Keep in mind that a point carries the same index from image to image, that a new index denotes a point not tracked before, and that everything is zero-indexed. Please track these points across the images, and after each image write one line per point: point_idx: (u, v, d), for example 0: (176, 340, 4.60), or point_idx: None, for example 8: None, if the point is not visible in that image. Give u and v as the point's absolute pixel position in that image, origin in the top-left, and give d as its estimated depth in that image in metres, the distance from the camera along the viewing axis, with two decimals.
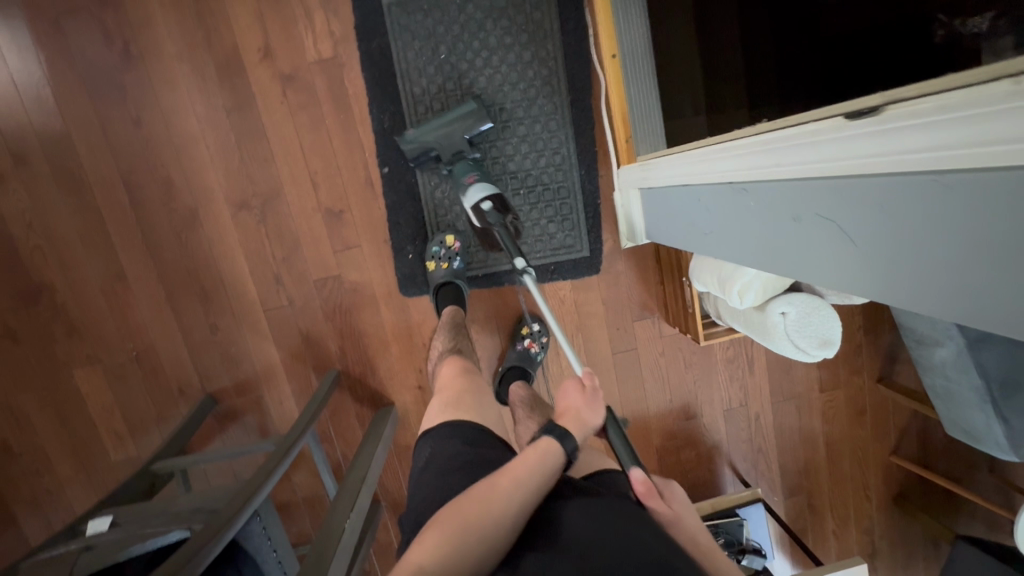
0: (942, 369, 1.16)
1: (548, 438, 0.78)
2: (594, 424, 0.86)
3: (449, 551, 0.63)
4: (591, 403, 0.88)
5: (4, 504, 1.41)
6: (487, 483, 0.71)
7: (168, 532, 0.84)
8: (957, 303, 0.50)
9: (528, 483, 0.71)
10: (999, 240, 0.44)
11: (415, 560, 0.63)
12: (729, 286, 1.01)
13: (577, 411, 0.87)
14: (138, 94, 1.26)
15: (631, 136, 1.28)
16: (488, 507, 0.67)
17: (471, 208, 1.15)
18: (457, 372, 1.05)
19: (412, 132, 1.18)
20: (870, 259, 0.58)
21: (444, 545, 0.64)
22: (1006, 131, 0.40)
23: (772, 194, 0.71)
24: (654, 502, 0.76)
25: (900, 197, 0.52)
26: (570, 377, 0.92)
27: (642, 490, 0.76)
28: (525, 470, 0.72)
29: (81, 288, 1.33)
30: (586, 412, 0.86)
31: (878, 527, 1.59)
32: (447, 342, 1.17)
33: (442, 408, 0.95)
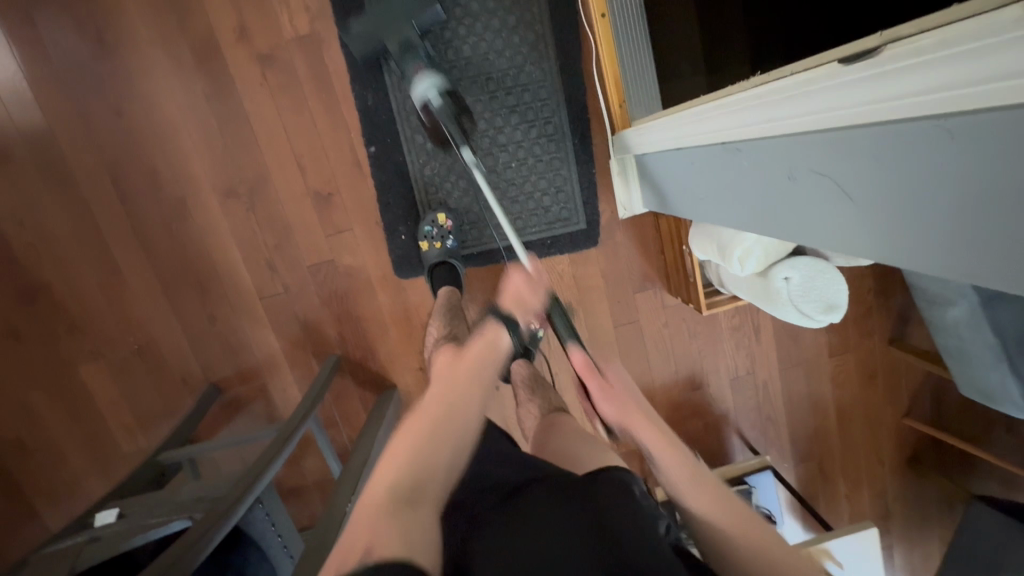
0: (954, 328, 1.12)
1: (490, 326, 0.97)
2: (537, 308, 1.00)
3: (422, 449, 0.70)
4: (536, 289, 1.01)
5: (24, 500, 1.43)
6: (442, 391, 0.81)
7: (169, 522, 0.85)
8: (963, 257, 0.47)
9: (476, 379, 0.85)
10: (1005, 187, 0.41)
11: (389, 475, 0.66)
12: (729, 253, 0.97)
13: (524, 297, 1.00)
14: (116, 84, 1.23)
15: (625, 101, 1.23)
16: (449, 410, 0.77)
17: (417, 102, 1.10)
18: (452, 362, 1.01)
19: (355, 23, 1.12)
20: (867, 215, 0.55)
21: (414, 449, 0.70)
22: (1008, 65, 0.37)
23: (764, 151, 0.67)
24: (590, 377, 0.90)
25: (898, 148, 0.48)
26: (516, 266, 1.03)
27: (581, 368, 0.91)
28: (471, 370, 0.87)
29: (77, 284, 1.32)
30: (530, 300, 1.00)
31: (891, 489, 1.57)
32: (441, 329, 1.15)
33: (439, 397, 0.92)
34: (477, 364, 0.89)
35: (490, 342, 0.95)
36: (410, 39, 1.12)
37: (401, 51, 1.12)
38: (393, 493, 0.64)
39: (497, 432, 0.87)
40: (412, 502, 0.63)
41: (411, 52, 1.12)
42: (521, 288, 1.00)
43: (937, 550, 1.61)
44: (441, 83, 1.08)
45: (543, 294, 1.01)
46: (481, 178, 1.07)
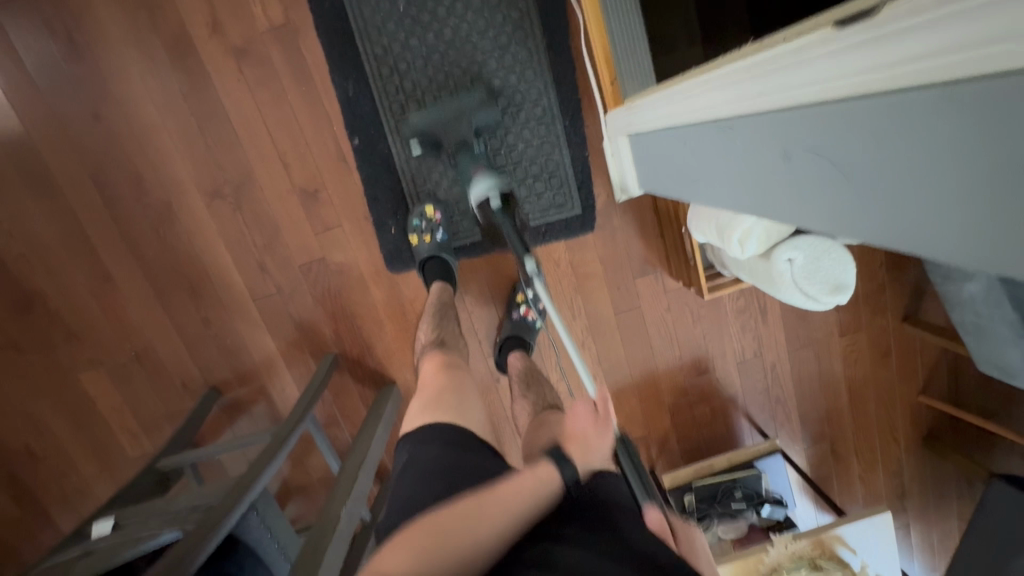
0: (971, 304, 1.07)
1: (549, 466, 0.72)
2: (602, 454, 0.76)
3: (419, 562, 0.61)
4: (601, 429, 0.78)
5: (36, 507, 1.44)
6: (466, 508, 0.67)
7: (159, 535, 0.83)
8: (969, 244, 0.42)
9: (509, 514, 0.66)
10: (1011, 167, 0.36)
11: (386, 568, 0.61)
12: (728, 234, 0.92)
13: (584, 437, 0.77)
14: (91, 87, 1.20)
15: (616, 79, 1.15)
16: (459, 532, 0.64)
17: (475, 202, 1.03)
18: (437, 368, 1.02)
19: (413, 116, 1.12)
20: (868, 196, 0.50)
21: (413, 560, 0.61)
22: (1012, 20, 0.32)
23: (758, 129, 0.62)
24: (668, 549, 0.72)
25: (898, 120, 0.43)
26: (581, 398, 0.81)
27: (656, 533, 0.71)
28: (511, 499, 0.68)
29: (70, 293, 1.31)
30: (591, 441, 0.76)
31: (907, 468, 1.53)
32: (429, 333, 1.14)
33: (422, 407, 0.91)
34: (517, 494, 0.69)
35: (541, 484, 0.70)
36: (466, 141, 1.14)
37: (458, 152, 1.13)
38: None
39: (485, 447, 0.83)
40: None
41: (467, 154, 1.12)
42: (584, 427, 0.79)
43: (955, 528, 1.57)
44: (500, 184, 1.00)
45: (610, 437, 0.77)
46: (544, 291, 0.92)
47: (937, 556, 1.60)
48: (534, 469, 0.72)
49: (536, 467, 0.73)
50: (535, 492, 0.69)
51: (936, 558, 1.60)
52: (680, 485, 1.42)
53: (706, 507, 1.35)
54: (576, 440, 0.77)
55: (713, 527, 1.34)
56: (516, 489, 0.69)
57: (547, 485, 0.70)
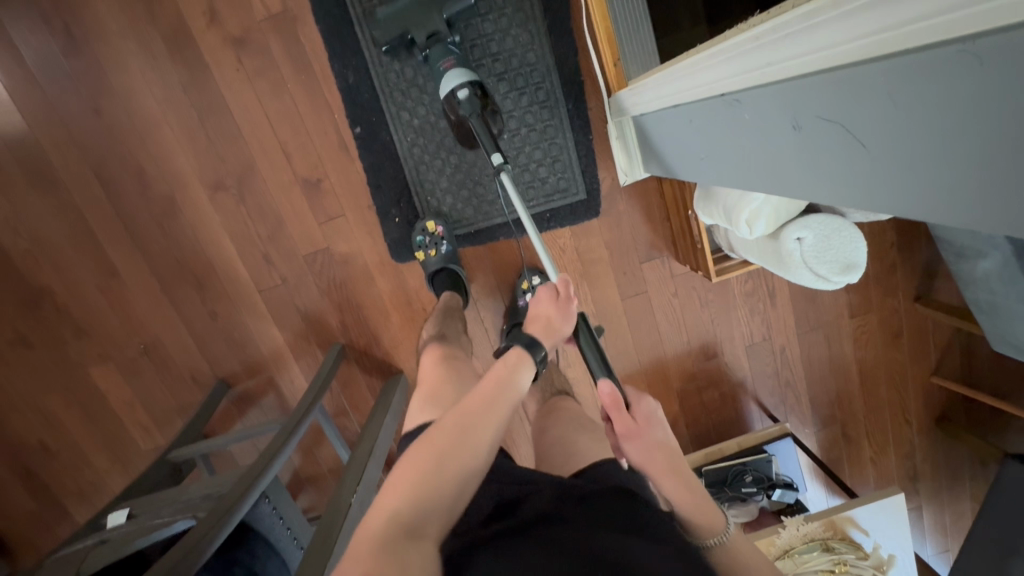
0: (985, 282, 1.05)
1: (517, 348, 0.76)
2: (563, 330, 0.81)
3: (424, 487, 0.59)
4: (563, 310, 0.82)
5: (52, 500, 1.46)
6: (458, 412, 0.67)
7: (173, 523, 0.84)
8: (995, 210, 0.40)
9: (497, 404, 0.68)
10: None
11: (391, 501, 0.58)
12: (736, 216, 0.91)
13: (547, 316, 0.81)
14: (91, 81, 1.20)
15: (619, 59, 1.12)
16: (459, 434, 0.64)
17: (445, 97, 1.05)
18: (435, 362, 1.01)
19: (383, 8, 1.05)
20: (884, 164, 0.48)
21: (419, 483, 0.60)
22: None
23: (767, 101, 0.60)
24: (617, 413, 0.71)
25: (916, 82, 0.41)
26: (544, 283, 0.84)
27: (608, 401, 0.71)
28: (492, 390, 0.69)
29: (78, 288, 1.32)
30: (553, 318, 0.81)
31: (919, 451, 1.52)
32: (432, 328, 1.14)
33: (422, 406, 0.90)
34: (501, 386, 0.70)
35: (518, 370, 0.73)
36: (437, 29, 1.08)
37: (428, 45, 1.08)
38: (395, 528, 0.56)
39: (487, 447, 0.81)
40: (413, 536, 0.56)
41: (440, 47, 1.08)
42: (546, 306, 0.82)
43: (968, 510, 1.56)
44: (470, 77, 1.03)
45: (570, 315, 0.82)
46: (508, 181, 0.98)
47: (950, 538, 1.59)
48: (505, 357, 0.74)
49: (506, 354, 0.75)
50: (516, 382, 0.72)
51: (949, 539, 1.59)
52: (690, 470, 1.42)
53: (716, 491, 1.35)
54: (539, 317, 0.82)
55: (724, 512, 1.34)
56: (499, 380, 0.71)
57: (522, 369, 0.74)
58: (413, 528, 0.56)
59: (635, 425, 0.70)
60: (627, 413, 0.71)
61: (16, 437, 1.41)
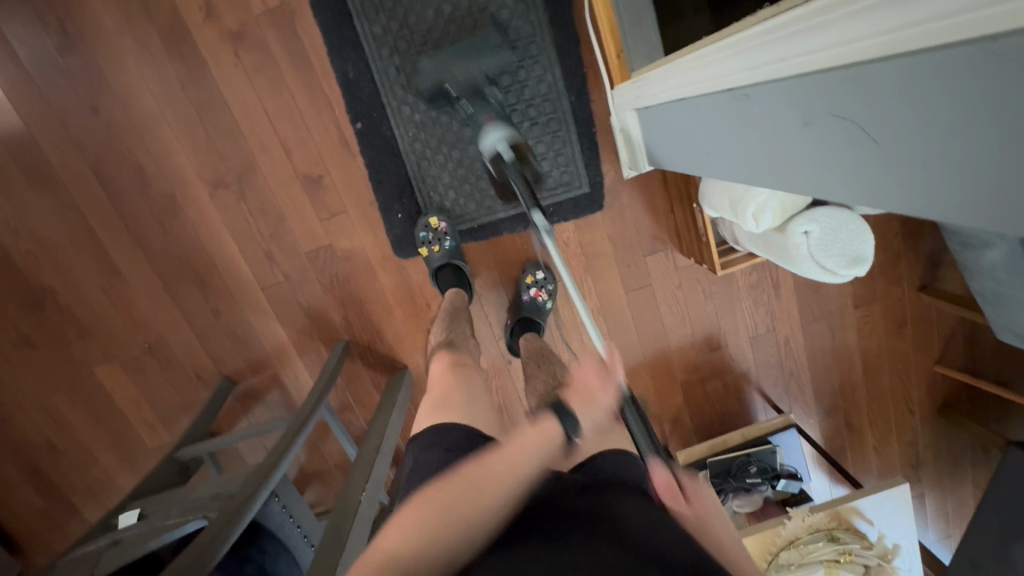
0: (990, 272, 1.05)
1: (550, 424, 0.76)
2: (604, 403, 0.73)
3: (424, 531, 0.59)
4: (607, 383, 0.73)
5: (61, 498, 1.46)
6: (481, 464, 0.69)
7: (185, 523, 0.85)
8: (1010, 211, 0.39)
9: (516, 471, 0.67)
10: None
11: (393, 539, 0.59)
12: (742, 210, 0.91)
13: (589, 390, 0.75)
14: (87, 78, 1.18)
15: (621, 50, 1.11)
16: (474, 483, 0.65)
17: (485, 154, 1.00)
18: (444, 370, 1.01)
19: (425, 62, 1.06)
20: (897, 162, 0.48)
21: (420, 528, 0.60)
22: None
23: (777, 96, 0.59)
24: (672, 500, 0.66)
25: (932, 81, 0.40)
26: (592, 354, 0.78)
27: (664, 490, 0.66)
28: (515, 458, 0.69)
29: (80, 287, 1.31)
30: (594, 391, 0.74)
31: (922, 439, 1.52)
32: (440, 334, 1.15)
33: (429, 411, 0.90)
34: (526, 447, 0.72)
35: (546, 435, 0.74)
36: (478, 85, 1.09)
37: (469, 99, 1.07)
38: (390, 563, 0.56)
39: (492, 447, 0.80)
40: None
41: (480, 102, 1.07)
42: (590, 379, 0.76)
43: (971, 496, 1.57)
44: (511, 133, 0.98)
45: (613, 385, 0.72)
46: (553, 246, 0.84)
47: (952, 524, 1.60)
48: (538, 426, 0.76)
49: (540, 423, 0.77)
50: (543, 446, 0.72)
51: (951, 525, 1.60)
52: (695, 461, 1.42)
53: (720, 482, 1.36)
54: (579, 392, 0.78)
55: (728, 503, 1.35)
56: (526, 443, 0.72)
57: (552, 436, 0.74)
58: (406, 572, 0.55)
59: (693, 514, 0.66)
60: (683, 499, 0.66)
61: (23, 437, 1.41)
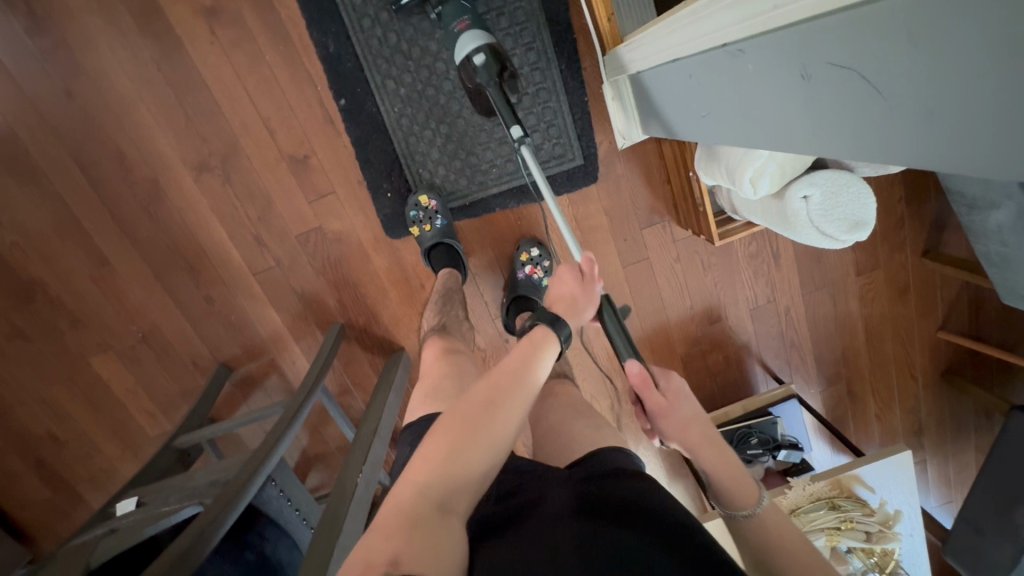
0: (998, 235, 1.02)
1: (541, 326, 0.74)
2: (586, 312, 0.79)
3: (454, 452, 0.58)
4: (588, 292, 0.81)
5: (67, 487, 1.47)
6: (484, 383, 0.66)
7: (180, 510, 0.86)
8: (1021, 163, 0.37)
9: (529, 376, 0.67)
10: None
11: (417, 483, 0.57)
12: (739, 176, 0.88)
13: (569, 294, 0.80)
14: (61, 62, 1.14)
15: (612, 13, 1.04)
16: (485, 410, 0.62)
17: (461, 62, 0.96)
18: (436, 356, 1.01)
19: None
20: (902, 113, 0.45)
21: (450, 447, 0.59)
22: None
23: (773, 50, 0.56)
24: (648, 392, 0.72)
25: (945, 17, 0.37)
26: (568, 263, 0.82)
27: (638, 381, 0.72)
28: (528, 363, 0.69)
29: (70, 278, 1.29)
30: (579, 302, 0.79)
31: (925, 405, 1.51)
32: (432, 319, 1.14)
33: (422, 399, 0.90)
34: (529, 365, 0.69)
35: (545, 348, 0.71)
36: None
37: (438, 2, 1.00)
38: (426, 500, 0.55)
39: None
40: (443, 513, 0.55)
41: (451, 3, 1.00)
42: (567, 286, 0.81)
43: (973, 461, 1.57)
44: (487, 39, 0.94)
45: (594, 304, 0.80)
46: (530, 158, 0.90)
47: (953, 489, 1.60)
48: (531, 336, 0.73)
49: (531, 333, 0.74)
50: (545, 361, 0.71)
51: (953, 490, 1.61)
52: None
53: None
54: (563, 297, 0.80)
55: None
56: (529, 359, 0.69)
57: (544, 343, 0.72)
58: (443, 500, 0.56)
59: (666, 402, 0.71)
60: (657, 392, 0.72)
61: (22, 428, 1.41)
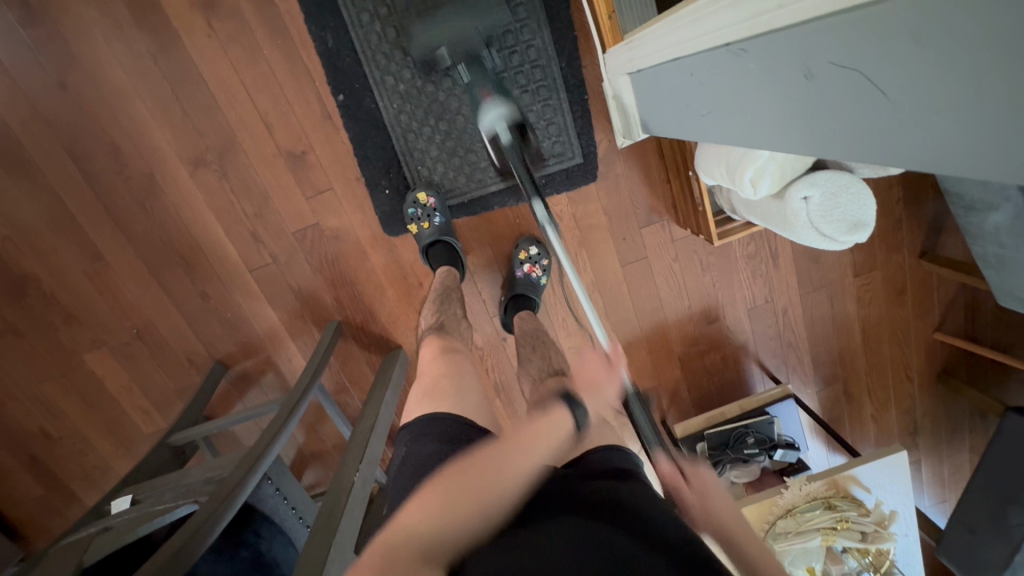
0: (995, 236, 1.02)
1: (559, 409, 0.74)
2: (610, 395, 0.82)
3: (447, 505, 0.56)
4: (612, 376, 0.83)
5: (59, 484, 1.46)
6: (491, 450, 0.64)
7: (176, 508, 0.85)
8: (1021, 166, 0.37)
9: (537, 451, 0.66)
10: None
11: (406, 525, 0.55)
12: (740, 175, 0.87)
13: (595, 382, 0.83)
14: (55, 55, 1.13)
15: (613, 11, 1.04)
16: (486, 471, 0.61)
17: (485, 134, 0.96)
18: (434, 354, 1.01)
19: (417, 29, 1.01)
20: (907, 115, 0.45)
21: (443, 502, 0.56)
22: None
23: (776, 48, 0.55)
24: (675, 483, 0.74)
25: (952, 17, 0.36)
26: (594, 349, 0.87)
27: (666, 472, 0.75)
28: (538, 440, 0.67)
29: (64, 274, 1.28)
30: (601, 382, 0.82)
31: (920, 406, 1.52)
32: (430, 318, 1.14)
33: (420, 398, 0.90)
34: (538, 441, 0.67)
35: (557, 425, 0.71)
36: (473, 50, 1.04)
37: (465, 66, 1.04)
38: (412, 544, 0.53)
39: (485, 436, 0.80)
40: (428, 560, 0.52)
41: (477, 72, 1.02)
42: (595, 371, 0.84)
43: (967, 461, 1.58)
44: (510, 113, 0.93)
45: (618, 384, 0.82)
46: (554, 235, 0.91)
47: (947, 489, 1.61)
48: (545, 414, 0.73)
49: (547, 413, 0.74)
50: (555, 435, 0.70)
51: (946, 490, 1.62)
52: (692, 434, 1.41)
53: (718, 454, 1.35)
54: (589, 385, 0.83)
55: (725, 473, 1.35)
56: (538, 436, 0.68)
57: (559, 427, 0.71)
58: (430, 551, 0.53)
59: (694, 493, 0.73)
60: (684, 482, 0.74)
61: (15, 425, 1.39)
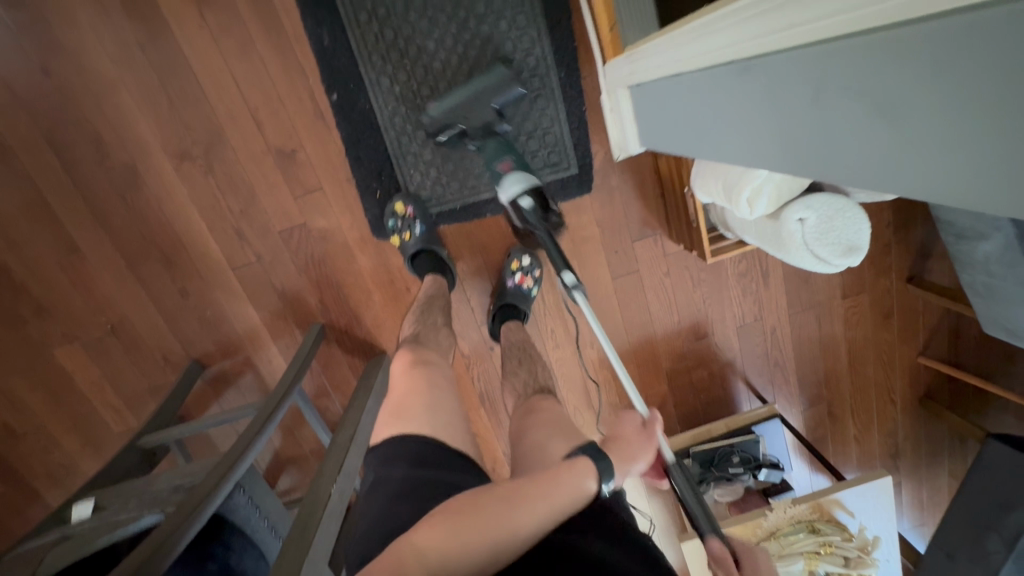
0: (984, 265, 1.03)
1: (585, 459, 0.68)
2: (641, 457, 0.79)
3: (449, 543, 0.58)
4: (646, 439, 0.82)
5: (21, 482, 1.40)
6: (503, 496, 0.63)
7: (140, 518, 0.81)
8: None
9: (552, 505, 0.62)
10: None
11: (417, 545, 0.58)
12: (737, 194, 0.87)
13: (628, 440, 0.81)
14: (38, 37, 1.09)
15: (614, 24, 1.02)
16: (492, 519, 0.60)
17: (506, 202, 1.02)
18: (404, 369, 0.97)
19: (432, 105, 1.02)
20: (913, 145, 0.44)
21: (447, 540, 0.59)
22: None
23: (784, 69, 0.55)
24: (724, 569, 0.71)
25: (971, 44, 0.35)
26: (633, 413, 0.86)
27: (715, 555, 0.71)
28: (555, 491, 0.64)
29: (37, 265, 1.23)
30: (633, 444, 0.80)
31: (902, 429, 1.52)
32: (408, 329, 1.11)
33: (387, 419, 0.87)
34: (554, 491, 0.64)
35: (577, 482, 0.65)
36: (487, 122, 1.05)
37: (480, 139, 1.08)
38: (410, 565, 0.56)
39: (461, 461, 0.79)
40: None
41: (496, 143, 1.05)
42: (629, 431, 0.83)
43: (945, 485, 1.59)
44: (532, 183, 0.99)
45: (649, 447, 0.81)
46: (583, 304, 0.95)
47: (926, 513, 1.62)
48: (571, 465, 0.67)
49: (573, 459, 0.68)
50: (574, 495, 0.64)
51: (925, 514, 1.62)
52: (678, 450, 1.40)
53: (703, 472, 1.33)
54: (622, 440, 0.81)
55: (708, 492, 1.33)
56: (555, 485, 0.64)
57: (583, 480, 0.66)
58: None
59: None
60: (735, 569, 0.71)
61: None
